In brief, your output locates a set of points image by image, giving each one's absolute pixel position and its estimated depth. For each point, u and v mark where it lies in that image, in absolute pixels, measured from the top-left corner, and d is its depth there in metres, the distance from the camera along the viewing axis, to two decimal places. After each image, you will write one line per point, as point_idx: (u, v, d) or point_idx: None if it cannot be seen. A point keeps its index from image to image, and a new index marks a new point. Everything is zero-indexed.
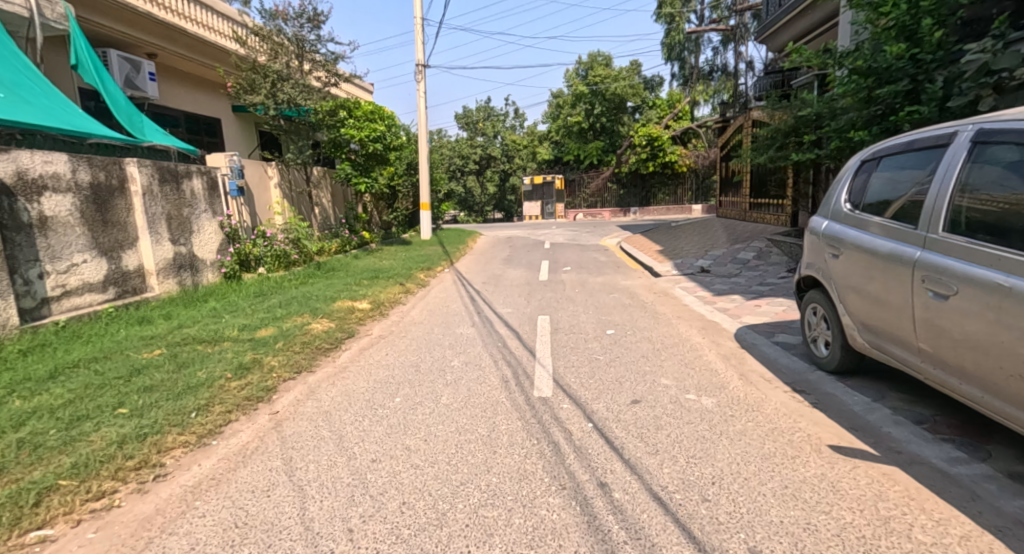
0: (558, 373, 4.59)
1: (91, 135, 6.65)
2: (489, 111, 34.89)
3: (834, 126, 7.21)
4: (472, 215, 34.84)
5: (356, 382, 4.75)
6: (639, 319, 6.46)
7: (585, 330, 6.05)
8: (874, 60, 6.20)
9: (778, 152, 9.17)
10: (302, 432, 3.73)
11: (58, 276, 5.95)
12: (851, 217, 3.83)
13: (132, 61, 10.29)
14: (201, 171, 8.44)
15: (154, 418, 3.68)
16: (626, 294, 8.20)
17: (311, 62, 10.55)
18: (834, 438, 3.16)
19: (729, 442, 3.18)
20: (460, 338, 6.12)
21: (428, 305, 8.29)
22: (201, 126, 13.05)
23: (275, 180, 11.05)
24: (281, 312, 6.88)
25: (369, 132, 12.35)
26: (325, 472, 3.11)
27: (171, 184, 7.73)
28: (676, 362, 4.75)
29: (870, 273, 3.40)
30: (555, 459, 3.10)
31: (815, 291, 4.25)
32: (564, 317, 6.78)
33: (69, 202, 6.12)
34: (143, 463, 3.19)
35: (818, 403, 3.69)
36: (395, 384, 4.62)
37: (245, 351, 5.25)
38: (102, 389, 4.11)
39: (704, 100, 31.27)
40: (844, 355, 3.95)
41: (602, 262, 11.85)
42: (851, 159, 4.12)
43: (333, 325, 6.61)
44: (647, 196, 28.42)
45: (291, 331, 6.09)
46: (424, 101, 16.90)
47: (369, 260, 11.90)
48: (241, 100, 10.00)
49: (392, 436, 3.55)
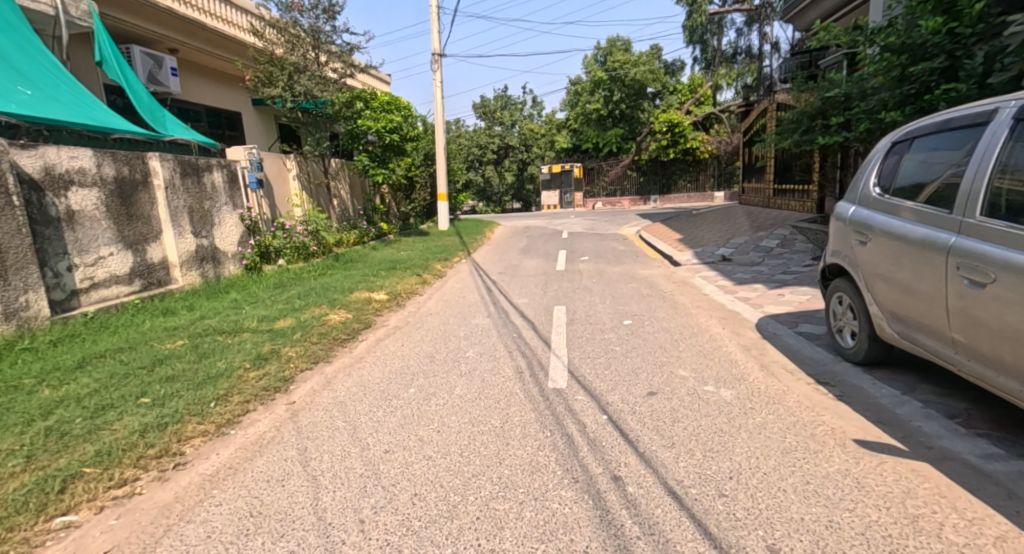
0: (573, 364, 4.55)
1: (115, 130, 6.75)
2: (507, 100, 34.69)
3: (864, 108, 6.92)
4: (490, 205, 34.81)
5: (372, 372, 4.77)
6: (656, 309, 6.37)
7: (601, 320, 5.98)
8: (909, 37, 5.91)
9: (804, 136, 8.89)
10: (317, 423, 3.75)
11: (86, 269, 6.08)
12: (880, 202, 3.67)
13: (154, 56, 10.43)
14: (221, 164, 8.55)
15: (175, 407, 3.72)
16: (645, 283, 8.08)
17: (328, 54, 10.55)
18: (859, 432, 3.05)
19: (748, 436, 3.10)
20: (476, 328, 6.10)
21: (445, 295, 8.29)
22: (222, 120, 13.22)
23: (294, 172, 11.13)
24: (300, 304, 6.95)
25: (385, 123, 12.39)
26: (339, 462, 3.12)
27: (193, 177, 7.84)
28: (694, 353, 4.66)
29: (900, 261, 3.26)
30: (569, 451, 3.06)
31: (840, 279, 4.10)
32: (580, 307, 6.72)
33: (95, 196, 6.23)
34: (164, 451, 3.22)
35: (843, 395, 3.57)
36: (409, 375, 4.63)
37: (263, 342, 5.31)
38: (127, 378, 4.16)
39: (727, 84, 30.54)
40: (871, 346, 3.82)
41: (621, 251, 11.71)
42: (880, 141, 3.95)
43: (351, 316, 6.65)
44: (668, 183, 27.99)
45: (309, 322, 6.15)
46: (441, 91, 16.88)
47: (388, 251, 11.96)
48: (259, 93, 10.09)
49: (406, 426, 3.55)
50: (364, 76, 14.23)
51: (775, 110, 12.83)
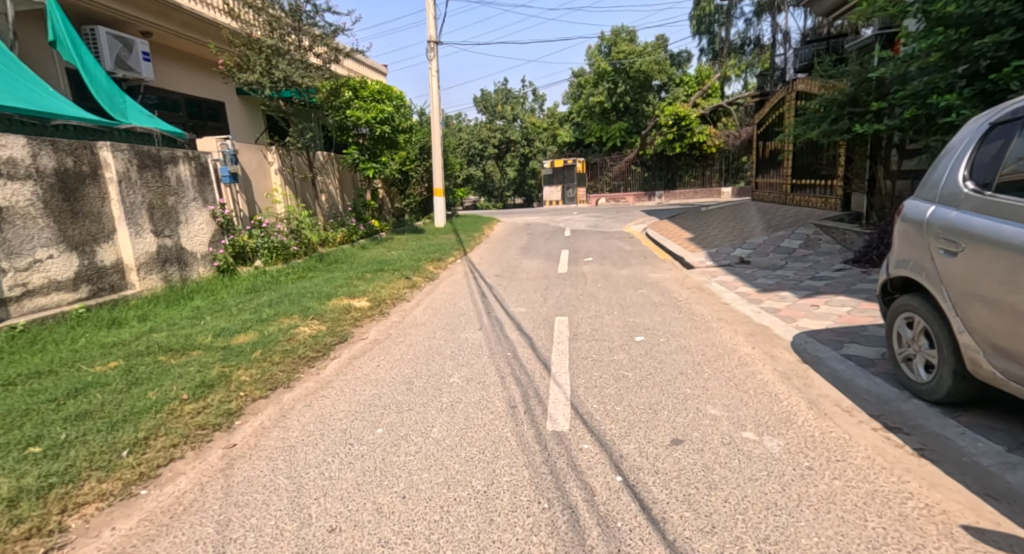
0: (578, 397, 3.76)
1: (55, 116, 5.95)
2: (508, 93, 33.89)
3: (909, 92, 6.10)
4: (491, 201, 34.04)
5: (336, 404, 3.99)
6: (673, 323, 5.57)
7: (609, 335, 5.20)
8: (971, 5, 5.08)
9: (832, 126, 8.07)
10: (253, 479, 2.96)
11: (17, 275, 5.29)
12: (977, 200, 2.88)
13: (123, 39, 9.64)
14: (188, 157, 7.75)
15: (71, 460, 2.93)
16: (656, 289, 7.30)
17: (311, 37, 9.68)
18: (968, 515, 2.26)
19: (815, 517, 2.31)
20: (464, 345, 5.32)
21: (434, 302, 7.50)
22: (203, 110, 12.44)
23: (276, 165, 10.19)
24: (269, 313, 6.14)
25: (375, 113, 11.72)
26: (266, 548, 2.34)
27: (153, 170, 7.04)
28: (724, 383, 3.87)
29: (1017, 280, 2.47)
30: (573, 538, 2.28)
31: (912, 297, 3.32)
32: (585, 318, 5.94)
33: (29, 191, 5.45)
34: (36, 530, 2.43)
35: (927, 451, 2.79)
36: (380, 407, 3.86)
37: (213, 362, 4.51)
38: (25, 416, 3.37)
39: (736, 75, 29.56)
40: (955, 384, 3.03)
41: (627, 252, 10.93)
42: (974, 125, 3.16)
43: (324, 327, 5.87)
44: (673, 178, 27.10)
45: (273, 336, 5.36)
46: (437, 81, 16.06)
47: (377, 251, 11.18)
48: (235, 80, 9.17)
49: (364, 489, 2.77)
50: (355, 62, 13.35)
51: (794, 99, 11.98)
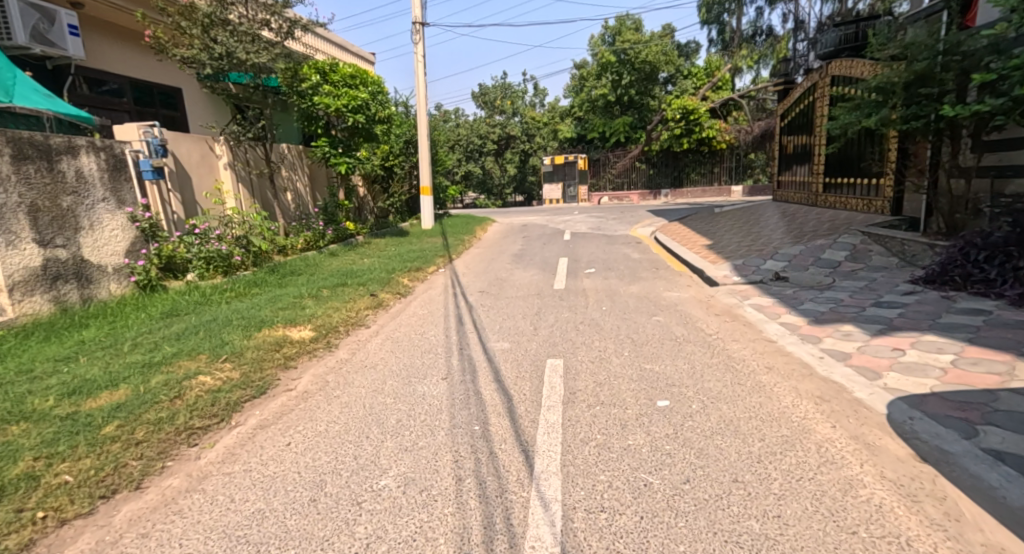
0: (573, 542, 2.29)
1: None
2: (507, 86, 32.48)
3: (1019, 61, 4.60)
4: (490, 199, 32.54)
5: (188, 535, 2.49)
6: (710, 377, 4.08)
7: (621, 399, 3.74)
8: None
9: (891, 113, 6.57)
10: None
11: None
12: None
13: (42, 8, 8.12)
14: (94, 146, 6.25)
15: None
16: (675, 318, 5.81)
17: (261, 6, 8.05)
18: None
19: None
20: (420, 406, 3.88)
21: (398, 331, 6.03)
22: (153, 96, 11.04)
23: (224, 159, 8.66)
24: (168, 352, 4.65)
25: (347, 101, 10.42)
26: None
27: (38, 162, 5.56)
28: (812, 511, 2.39)
29: None
30: None
31: None
32: (586, 363, 4.50)
33: None
34: None
35: None
36: (255, 547, 2.39)
37: (27, 450, 3.02)
38: None
39: (748, 67, 27.94)
40: None
41: (635, 261, 9.48)
42: None
43: (236, 375, 4.37)
44: (680, 176, 25.56)
45: (155, 390, 3.88)
46: (424, 67, 14.54)
47: (346, 259, 9.67)
48: (169, 55, 7.72)
49: None
50: (324, 34, 11.91)
51: (827, 86, 10.45)
